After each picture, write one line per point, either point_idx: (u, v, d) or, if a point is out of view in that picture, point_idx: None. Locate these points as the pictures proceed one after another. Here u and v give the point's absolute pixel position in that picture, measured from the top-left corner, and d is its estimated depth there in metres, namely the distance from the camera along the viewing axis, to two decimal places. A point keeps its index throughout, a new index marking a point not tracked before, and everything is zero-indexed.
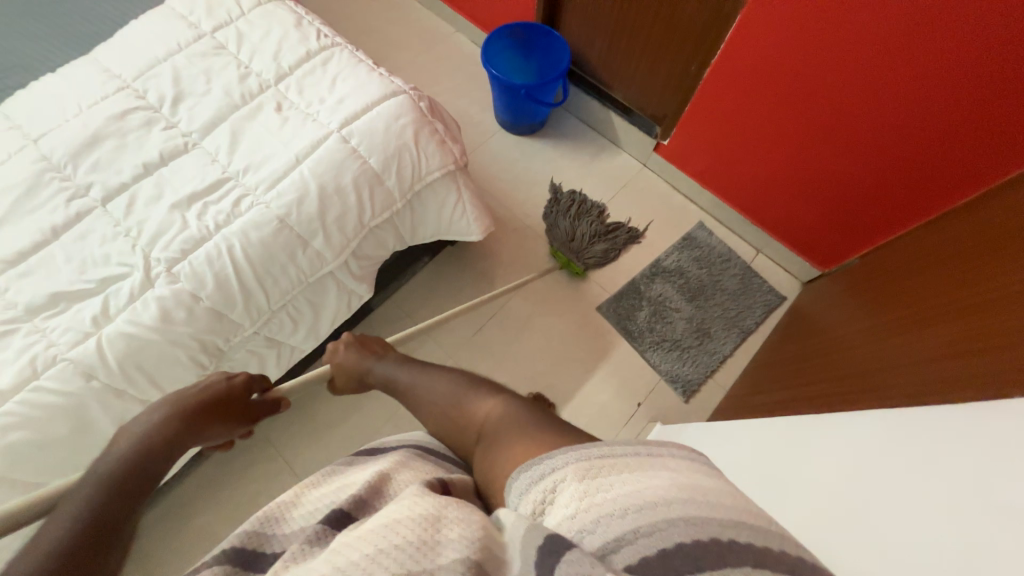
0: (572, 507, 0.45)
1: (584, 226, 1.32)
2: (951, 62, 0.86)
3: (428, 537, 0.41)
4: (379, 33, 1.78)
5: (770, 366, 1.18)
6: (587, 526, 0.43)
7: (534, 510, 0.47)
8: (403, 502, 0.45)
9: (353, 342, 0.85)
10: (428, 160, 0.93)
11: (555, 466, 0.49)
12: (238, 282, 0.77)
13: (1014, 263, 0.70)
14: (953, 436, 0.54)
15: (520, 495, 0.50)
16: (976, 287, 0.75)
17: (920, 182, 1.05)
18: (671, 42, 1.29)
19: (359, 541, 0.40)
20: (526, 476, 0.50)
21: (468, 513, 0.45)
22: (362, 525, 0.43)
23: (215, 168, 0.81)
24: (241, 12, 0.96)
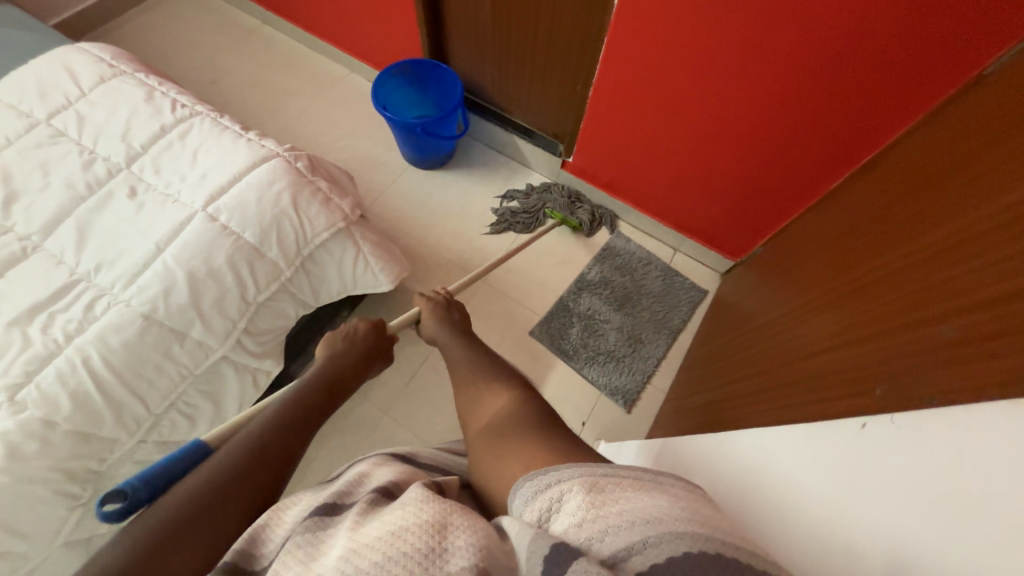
0: (579, 516, 0.41)
1: (559, 193, 1.52)
2: (811, 37, 0.90)
3: (434, 544, 0.39)
4: (270, 84, 1.71)
5: (701, 363, 1.19)
6: (596, 534, 0.39)
7: (539, 518, 0.43)
8: (409, 508, 0.42)
9: (439, 300, 0.89)
10: (313, 223, 0.89)
11: (562, 475, 0.46)
12: (103, 395, 0.69)
13: (902, 232, 0.70)
14: (825, 440, 0.53)
15: (526, 502, 0.46)
16: (870, 258, 0.75)
17: (808, 158, 1.08)
18: (557, 64, 1.32)
19: (366, 547, 0.39)
20: (532, 484, 0.47)
21: (473, 520, 0.43)
22: (371, 530, 0.41)
23: (61, 272, 0.73)
24: (82, 93, 0.88)
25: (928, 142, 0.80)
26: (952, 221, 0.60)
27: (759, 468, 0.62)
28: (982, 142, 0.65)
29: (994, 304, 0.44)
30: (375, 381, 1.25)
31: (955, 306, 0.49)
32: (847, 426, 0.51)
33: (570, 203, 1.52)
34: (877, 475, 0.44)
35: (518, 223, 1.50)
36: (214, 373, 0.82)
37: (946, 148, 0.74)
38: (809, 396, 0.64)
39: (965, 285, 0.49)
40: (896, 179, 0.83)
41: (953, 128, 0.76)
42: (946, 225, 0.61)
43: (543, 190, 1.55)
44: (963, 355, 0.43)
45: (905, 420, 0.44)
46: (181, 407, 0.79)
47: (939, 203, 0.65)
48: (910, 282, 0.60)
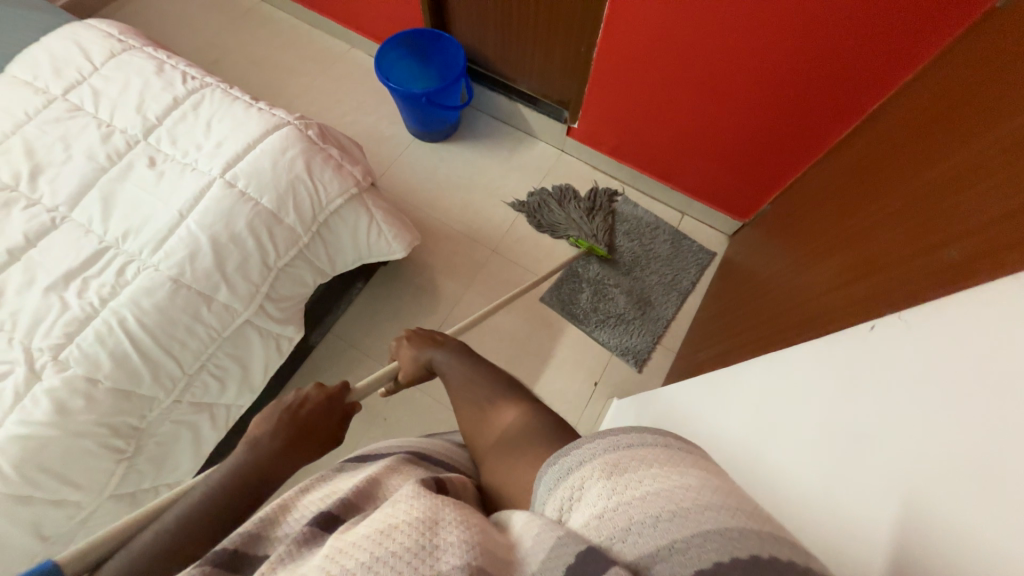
0: (599, 507, 0.37)
1: (579, 210, 1.44)
2: None
3: (424, 541, 0.37)
4: (272, 62, 1.71)
5: (711, 320, 1.21)
6: (617, 533, 0.34)
7: (559, 509, 0.39)
8: (399, 505, 0.41)
9: (414, 334, 0.81)
10: (327, 189, 0.91)
11: (581, 460, 0.41)
12: (140, 355, 0.72)
13: (910, 171, 0.70)
14: (832, 349, 0.55)
15: (545, 491, 0.42)
16: (878, 200, 0.75)
17: (813, 111, 1.06)
18: (559, 28, 1.31)
19: (351, 547, 0.37)
20: (552, 470, 0.42)
21: (466, 516, 0.41)
22: (358, 530, 0.39)
23: (90, 240, 0.75)
24: (94, 68, 0.90)
25: (938, 80, 0.79)
26: (962, 154, 0.60)
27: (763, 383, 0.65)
28: (993, 75, 0.64)
29: (1012, 217, 0.44)
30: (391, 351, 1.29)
31: (971, 227, 0.50)
32: (858, 331, 0.53)
33: (589, 221, 1.43)
34: (879, 363, 0.45)
35: (540, 224, 1.46)
36: (240, 336, 0.85)
37: (953, 86, 0.73)
38: (819, 333, 0.65)
39: (982, 207, 0.50)
40: (902, 123, 0.83)
41: (960, 67, 0.74)
42: (957, 156, 0.61)
43: (562, 202, 1.47)
44: (968, 269, 0.44)
45: (912, 314, 0.45)
46: (211, 368, 0.83)
47: (949, 141, 0.65)
48: (920, 217, 0.61)
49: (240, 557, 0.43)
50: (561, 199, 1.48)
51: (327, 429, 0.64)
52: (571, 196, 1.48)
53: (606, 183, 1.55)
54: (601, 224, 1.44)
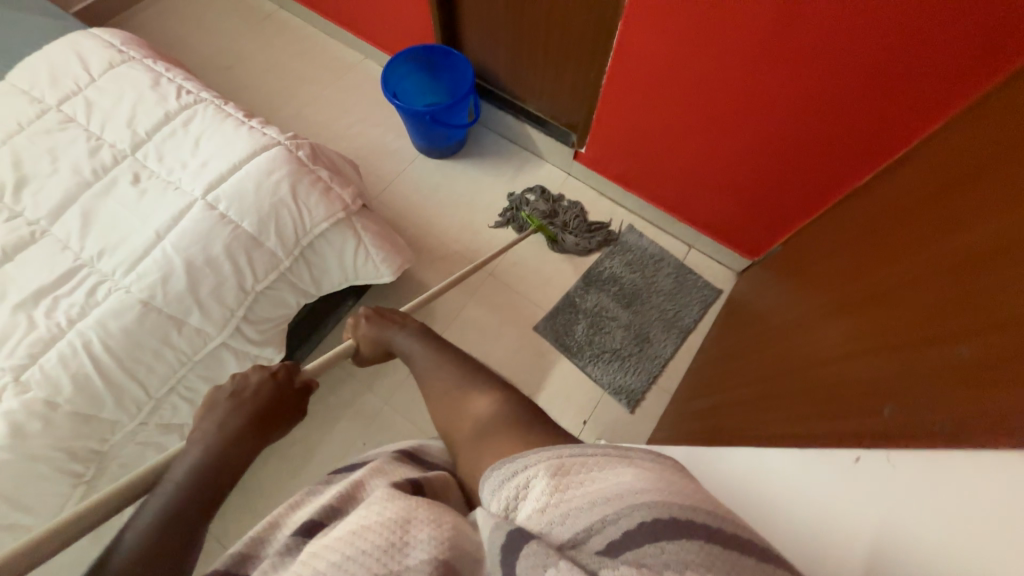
0: (542, 501, 0.39)
1: (567, 217, 1.42)
2: (838, 26, 0.83)
3: (396, 540, 0.39)
4: (285, 69, 1.71)
5: (708, 367, 1.15)
6: (556, 518, 0.38)
7: (505, 507, 0.42)
8: (372, 507, 0.42)
9: (374, 314, 0.80)
10: (312, 213, 0.88)
11: (527, 461, 0.44)
12: (103, 378, 0.71)
13: (922, 241, 0.65)
14: (813, 464, 0.51)
15: (492, 491, 0.44)
16: (886, 269, 0.70)
17: (828, 155, 1.01)
18: (570, 51, 1.28)
19: (327, 548, 0.38)
20: (498, 472, 0.45)
21: (439, 514, 0.43)
22: (333, 532, 0.41)
23: (65, 257, 0.74)
24: (92, 79, 0.89)
25: (963, 137, 0.74)
26: (978, 230, 0.55)
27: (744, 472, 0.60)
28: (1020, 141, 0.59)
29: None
30: (378, 370, 1.26)
31: (982, 323, 0.45)
32: (838, 459, 0.49)
33: (565, 233, 1.41)
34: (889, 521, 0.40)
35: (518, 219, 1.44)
36: (213, 360, 0.83)
37: (977, 148, 0.68)
38: (815, 416, 0.60)
39: (995, 298, 0.45)
40: (921, 180, 0.77)
41: (988, 126, 0.69)
42: (973, 232, 0.56)
43: (557, 206, 1.45)
44: (988, 381, 0.40)
45: (903, 460, 0.42)
46: (181, 391, 0.81)
47: (966, 212, 0.60)
48: (929, 295, 0.56)
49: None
50: (550, 195, 1.47)
51: (288, 411, 0.65)
52: (571, 209, 1.45)
53: (611, 210, 1.50)
54: (571, 243, 1.40)
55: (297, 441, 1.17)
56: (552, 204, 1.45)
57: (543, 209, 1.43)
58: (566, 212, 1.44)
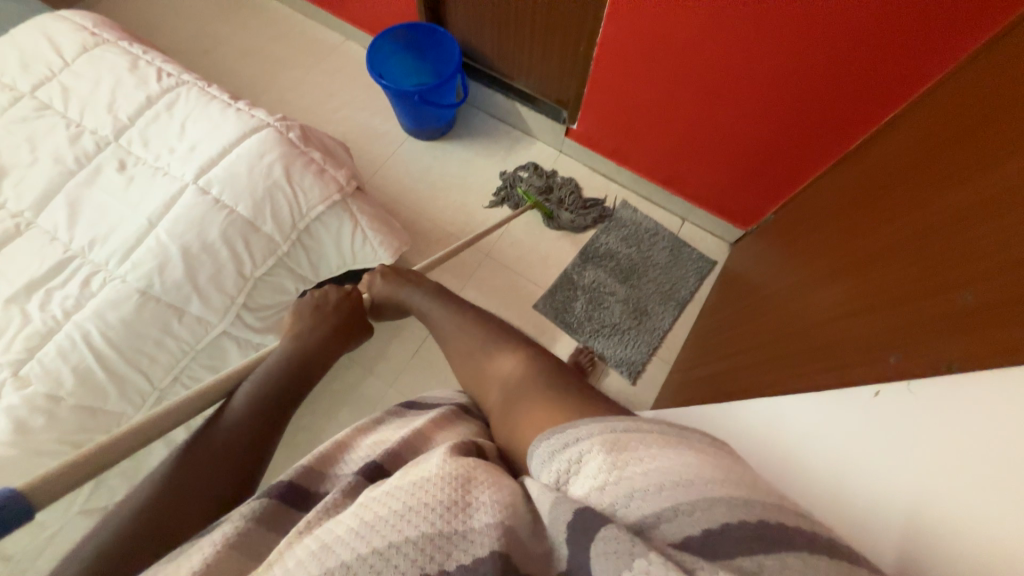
0: (600, 478, 0.42)
1: (562, 194, 1.42)
2: None
3: (457, 498, 0.41)
4: (264, 53, 1.66)
5: (706, 336, 1.17)
6: (620, 499, 0.40)
7: (557, 479, 0.45)
8: (433, 463, 0.45)
9: (389, 271, 0.85)
10: (308, 196, 0.87)
11: (580, 436, 0.46)
12: (106, 370, 0.69)
13: (915, 197, 0.67)
14: (841, 409, 0.54)
15: (542, 463, 0.47)
16: (880, 227, 0.72)
17: (821, 121, 1.02)
18: (557, 25, 1.26)
19: (389, 496, 0.41)
20: (549, 444, 0.48)
21: (497, 478, 0.45)
22: (392, 483, 0.43)
23: (55, 249, 0.72)
24: (65, 63, 0.85)
25: (952, 96, 0.75)
26: (971, 184, 0.56)
27: (773, 424, 0.64)
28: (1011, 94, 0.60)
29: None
30: (380, 355, 1.25)
31: (982, 269, 0.47)
32: (863, 393, 0.53)
33: (561, 209, 1.41)
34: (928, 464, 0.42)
35: (514, 196, 1.44)
36: (217, 349, 0.82)
37: (966, 105, 0.69)
38: (819, 371, 0.62)
39: (990, 246, 0.47)
40: (912, 139, 0.79)
41: (977, 84, 0.70)
42: (966, 186, 0.57)
43: (552, 182, 1.44)
44: (989, 320, 0.42)
45: (922, 386, 0.45)
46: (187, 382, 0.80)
47: (958, 166, 0.62)
48: (924, 246, 0.58)
49: (299, 498, 0.49)
50: (543, 171, 1.47)
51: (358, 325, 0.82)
52: (566, 186, 1.44)
53: (604, 186, 1.50)
54: (567, 220, 1.40)
55: (302, 429, 1.16)
56: (548, 180, 1.45)
57: (538, 184, 1.42)
58: (561, 188, 1.44)
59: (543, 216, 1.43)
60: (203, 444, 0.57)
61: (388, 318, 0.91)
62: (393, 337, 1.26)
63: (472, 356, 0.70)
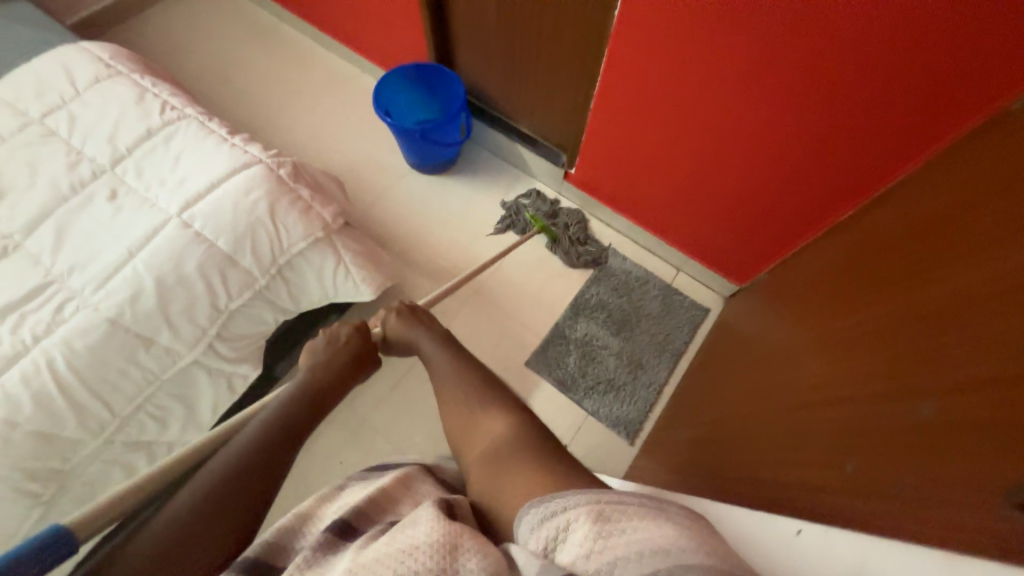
0: (586, 547, 0.44)
1: (568, 220, 1.46)
2: (817, 63, 0.84)
3: (444, 565, 0.43)
4: (282, 82, 1.73)
5: (689, 395, 1.14)
6: (605, 567, 0.42)
7: (544, 547, 0.46)
8: (421, 527, 0.47)
9: (404, 309, 0.84)
10: (291, 232, 0.88)
11: (567, 504, 0.48)
12: (66, 398, 0.70)
13: (890, 282, 0.66)
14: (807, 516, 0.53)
15: (529, 530, 0.49)
16: (855, 310, 0.70)
17: (816, 185, 1.01)
18: (560, 74, 1.29)
19: (374, 565, 0.44)
20: (536, 511, 0.49)
21: (484, 544, 0.47)
22: (378, 549, 0.46)
23: (37, 272, 0.74)
24: (76, 93, 0.90)
25: (934, 178, 0.74)
26: (935, 281, 0.56)
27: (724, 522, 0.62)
28: (978, 183, 0.60)
29: (1016, 384, 0.37)
30: (358, 388, 1.24)
31: (959, 377, 0.43)
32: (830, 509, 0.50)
33: (566, 235, 1.44)
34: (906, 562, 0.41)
35: (520, 223, 1.47)
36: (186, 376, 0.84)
37: (945, 188, 0.69)
38: (792, 468, 0.59)
39: (948, 352, 0.46)
40: (896, 216, 0.78)
41: (956, 169, 0.69)
42: (933, 281, 0.56)
43: (558, 208, 1.48)
44: (957, 436, 0.41)
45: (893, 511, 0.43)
46: (150, 411, 0.82)
47: (927, 255, 0.61)
48: (891, 340, 0.57)
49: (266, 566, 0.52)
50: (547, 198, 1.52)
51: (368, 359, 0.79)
52: (572, 213, 1.48)
53: (600, 230, 1.49)
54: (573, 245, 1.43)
55: None
56: (554, 206, 1.49)
57: (545, 209, 1.47)
58: (567, 215, 1.47)
59: (550, 240, 1.45)
60: (184, 495, 0.55)
61: (394, 355, 0.88)
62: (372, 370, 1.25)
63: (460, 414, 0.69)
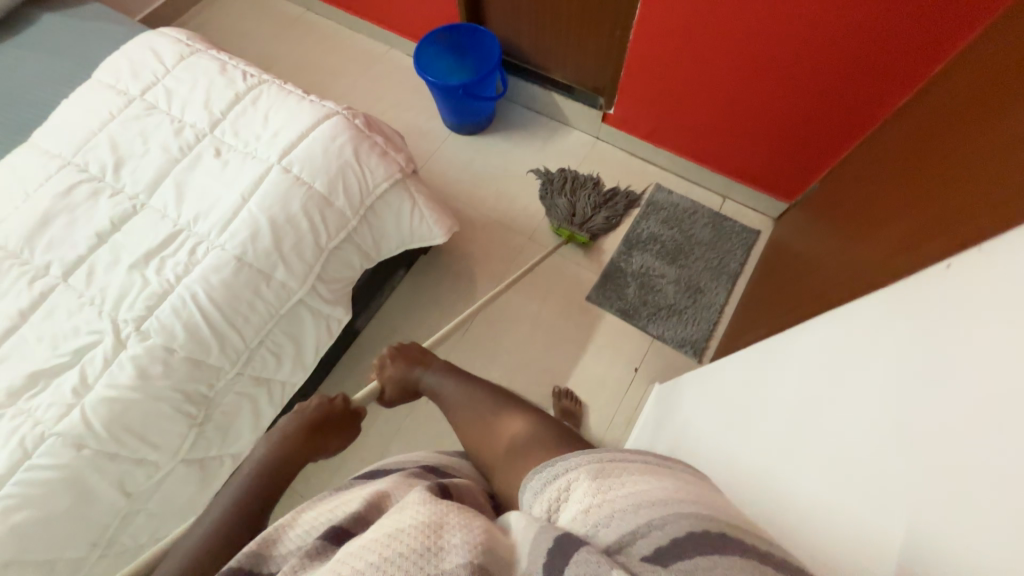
0: (585, 503, 0.45)
1: (586, 198, 1.40)
2: None
3: (430, 544, 0.40)
4: (319, 66, 1.80)
5: (756, 304, 1.18)
6: (601, 521, 0.43)
7: (547, 510, 0.47)
8: (406, 511, 0.44)
9: (395, 354, 0.89)
10: (374, 173, 0.95)
11: (568, 466, 0.49)
12: (209, 327, 0.78)
13: (970, 142, 0.69)
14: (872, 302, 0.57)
15: (534, 495, 0.50)
16: (935, 173, 0.74)
17: (865, 82, 1.02)
18: (594, 15, 1.33)
19: (363, 549, 0.40)
20: (541, 477, 0.51)
21: (469, 520, 0.44)
22: (364, 536, 0.42)
23: (166, 223, 0.82)
24: (166, 70, 0.98)
25: (997, 46, 0.75)
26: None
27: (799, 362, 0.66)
28: None
29: None
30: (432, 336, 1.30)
31: None
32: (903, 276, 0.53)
33: (590, 215, 1.39)
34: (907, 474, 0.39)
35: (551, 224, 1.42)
36: (295, 315, 0.91)
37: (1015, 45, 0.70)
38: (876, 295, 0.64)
39: None
40: (963, 85, 0.80)
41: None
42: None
43: (572, 188, 1.43)
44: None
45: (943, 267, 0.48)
46: (269, 346, 0.89)
47: (1012, 102, 0.63)
48: (990, 173, 0.60)
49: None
50: (558, 183, 1.45)
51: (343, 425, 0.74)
52: (586, 186, 1.43)
53: (643, 170, 1.53)
54: (600, 220, 1.40)
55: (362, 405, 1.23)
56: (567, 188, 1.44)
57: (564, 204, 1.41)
58: (583, 194, 1.42)
59: (582, 247, 1.42)
60: None
61: (401, 402, 0.92)
62: (444, 318, 1.32)
63: (474, 411, 0.76)
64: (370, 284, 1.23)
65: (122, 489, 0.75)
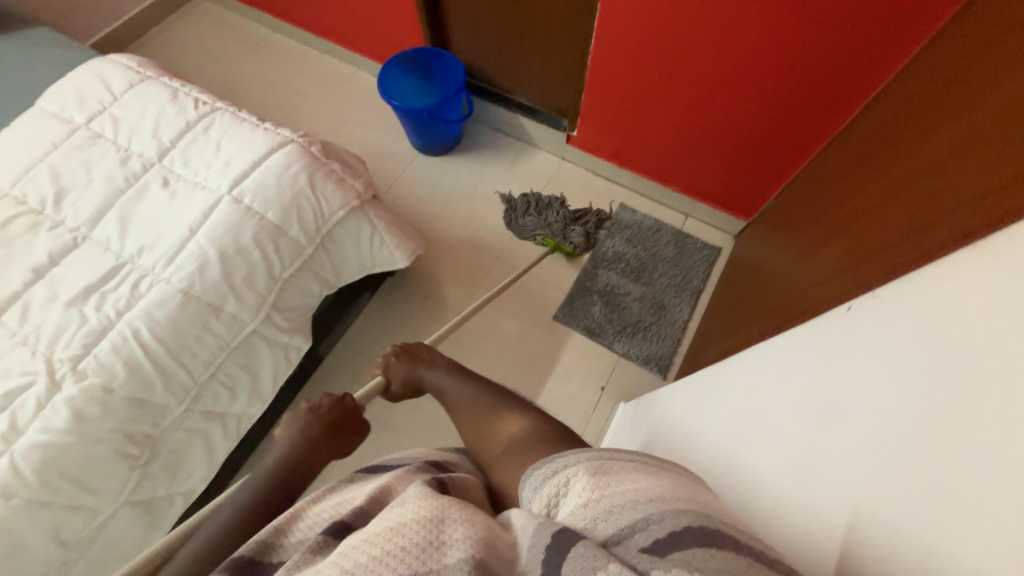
0: (584, 497, 0.42)
1: (554, 216, 1.44)
2: None
3: (432, 538, 0.39)
4: (284, 87, 1.79)
5: (718, 317, 1.21)
6: (599, 516, 0.40)
7: (546, 505, 0.44)
8: (408, 504, 0.43)
9: (400, 352, 0.84)
10: (329, 202, 0.94)
11: (567, 460, 0.46)
12: (153, 364, 0.76)
13: (908, 155, 0.73)
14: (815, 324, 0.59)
15: (534, 489, 0.47)
16: (881, 182, 0.77)
17: (810, 105, 1.07)
18: (555, 39, 1.36)
19: (363, 543, 0.38)
20: (539, 472, 0.48)
21: (472, 514, 0.43)
22: (362, 531, 0.40)
23: (108, 257, 0.80)
24: (114, 98, 0.96)
25: (928, 69, 0.81)
26: (964, 118, 0.63)
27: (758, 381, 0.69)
28: (995, 36, 0.66)
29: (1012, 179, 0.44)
30: None
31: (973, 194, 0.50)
32: (835, 313, 0.55)
33: (566, 230, 1.43)
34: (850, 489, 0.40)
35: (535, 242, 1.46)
36: (249, 346, 0.89)
37: (948, 68, 0.75)
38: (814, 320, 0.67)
39: (974, 173, 0.53)
40: (903, 102, 0.84)
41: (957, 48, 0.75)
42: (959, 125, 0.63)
43: (540, 208, 1.47)
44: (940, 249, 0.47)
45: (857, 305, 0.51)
46: (221, 379, 0.87)
47: (947, 117, 0.67)
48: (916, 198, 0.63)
49: (256, 564, 0.45)
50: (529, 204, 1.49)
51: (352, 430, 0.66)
52: (551, 206, 1.47)
53: (608, 188, 1.55)
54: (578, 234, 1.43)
55: None
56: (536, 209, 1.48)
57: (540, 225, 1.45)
58: (555, 212, 1.46)
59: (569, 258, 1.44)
60: None
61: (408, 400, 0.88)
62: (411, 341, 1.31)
63: (477, 408, 0.71)
64: (333, 310, 1.21)
65: (57, 538, 0.71)
